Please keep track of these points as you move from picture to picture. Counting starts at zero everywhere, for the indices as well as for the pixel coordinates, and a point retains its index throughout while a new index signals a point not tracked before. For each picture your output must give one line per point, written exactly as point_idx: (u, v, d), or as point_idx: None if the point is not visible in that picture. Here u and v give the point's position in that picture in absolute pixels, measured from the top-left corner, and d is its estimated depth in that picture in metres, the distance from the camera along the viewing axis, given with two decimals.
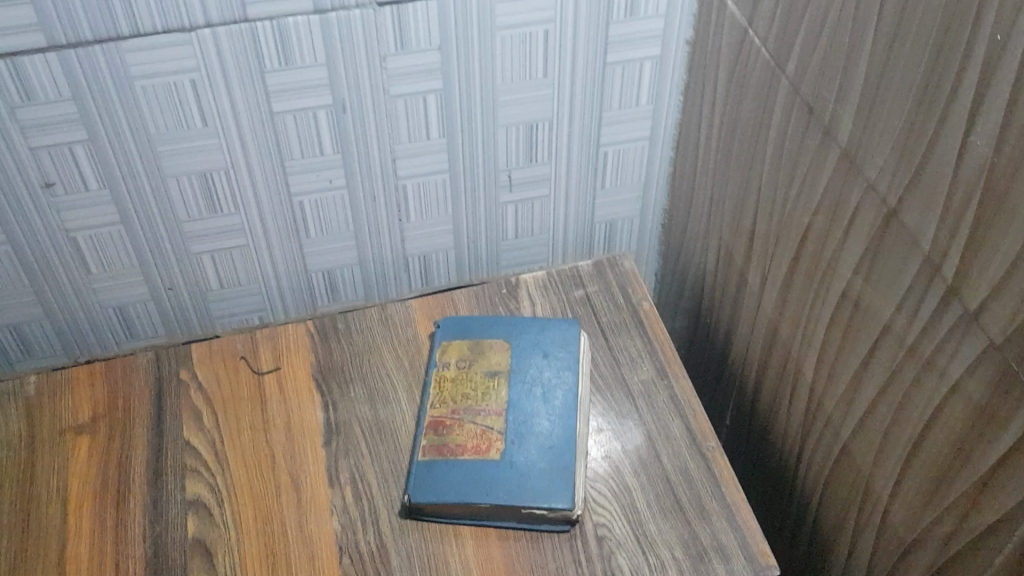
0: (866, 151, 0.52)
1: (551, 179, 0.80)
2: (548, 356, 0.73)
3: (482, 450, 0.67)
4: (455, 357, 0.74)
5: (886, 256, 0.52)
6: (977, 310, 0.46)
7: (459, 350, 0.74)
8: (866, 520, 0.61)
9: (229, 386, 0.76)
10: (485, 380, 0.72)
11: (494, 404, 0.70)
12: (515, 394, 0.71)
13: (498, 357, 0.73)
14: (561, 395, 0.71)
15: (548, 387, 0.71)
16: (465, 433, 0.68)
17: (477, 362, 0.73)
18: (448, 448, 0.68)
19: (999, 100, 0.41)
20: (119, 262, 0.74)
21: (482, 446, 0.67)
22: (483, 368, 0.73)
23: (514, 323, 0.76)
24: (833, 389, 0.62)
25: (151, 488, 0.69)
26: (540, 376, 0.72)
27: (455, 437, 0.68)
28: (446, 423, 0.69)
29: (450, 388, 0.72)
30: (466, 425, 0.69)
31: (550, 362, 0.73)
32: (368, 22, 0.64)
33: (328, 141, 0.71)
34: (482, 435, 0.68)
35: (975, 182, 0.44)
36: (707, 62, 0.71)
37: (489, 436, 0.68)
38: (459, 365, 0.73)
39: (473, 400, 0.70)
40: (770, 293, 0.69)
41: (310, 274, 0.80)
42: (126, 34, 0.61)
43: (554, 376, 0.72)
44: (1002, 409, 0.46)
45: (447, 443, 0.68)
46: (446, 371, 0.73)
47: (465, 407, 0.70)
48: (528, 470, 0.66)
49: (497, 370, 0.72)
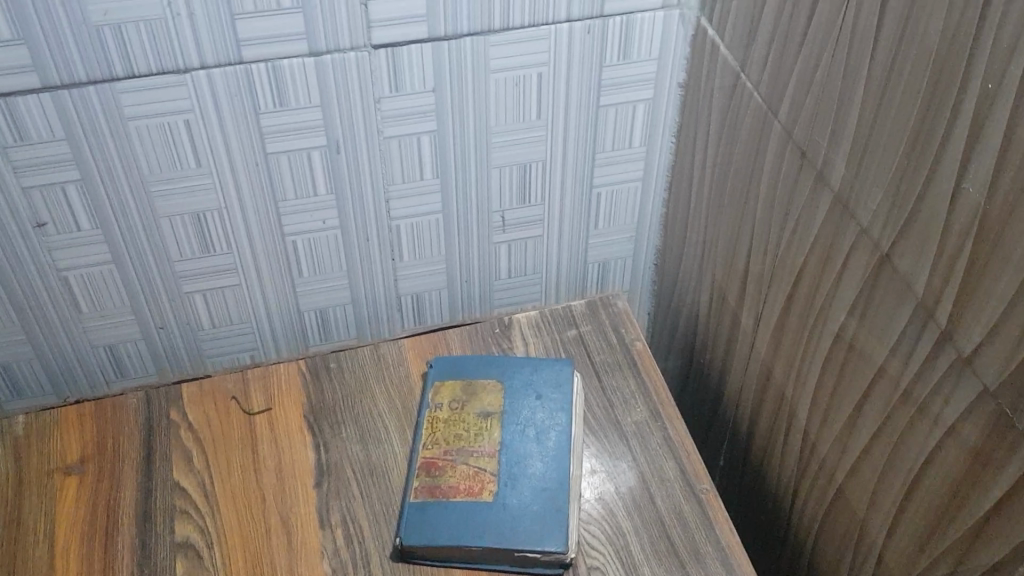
0: (859, 195, 0.52)
1: (544, 219, 0.80)
2: (541, 398, 0.73)
3: (475, 492, 0.67)
4: (448, 397, 0.73)
5: (879, 300, 0.53)
6: (970, 355, 0.46)
7: (451, 390, 0.74)
8: (860, 564, 0.61)
9: (219, 427, 0.75)
10: (478, 420, 0.71)
11: (487, 445, 0.70)
12: (509, 435, 0.70)
13: (491, 397, 0.73)
14: (554, 437, 0.70)
15: (542, 428, 0.71)
16: (458, 474, 0.68)
17: (470, 403, 0.73)
18: (440, 489, 0.67)
19: (991, 148, 0.41)
20: (111, 301, 0.74)
21: (475, 487, 0.67)
22: (476, 409, 0.72)
23: (507, 363, 0.76)
24: (828, 431, 0.62)
25: (140, 530, 0.68)
26: (533, 417, 0.72)
27: (448, 479, 0.68)
28: (438, 464, 0.69)
29: (443, 429, 0.71)
30: (459, 467, 0.68)
31: (543, 403, 0.73)
32: (362, 63, 0.65)
33: (322, 182, 0.71)
34: (475, 476, 0.68)
35: (968, 229, 0.44)
36: (700, 104, 0.72)
37: (482, 478, 0.67)
38: (452, 406, 0.73)
39: (466, 441, 0.70)
40: (763, 334, 0.69)
41: (302, 313, 0.80)
42: (121, 75, 0.61)
43: (547, 417, 0.72)
44: (997, 454, 0.45)
45: (439, 485, 0.67)
46: (438, 412, 0.72)
47: (458, 448, 0.70)
48: (522, 513, 0.65)
49: (490, 411, 0.72)
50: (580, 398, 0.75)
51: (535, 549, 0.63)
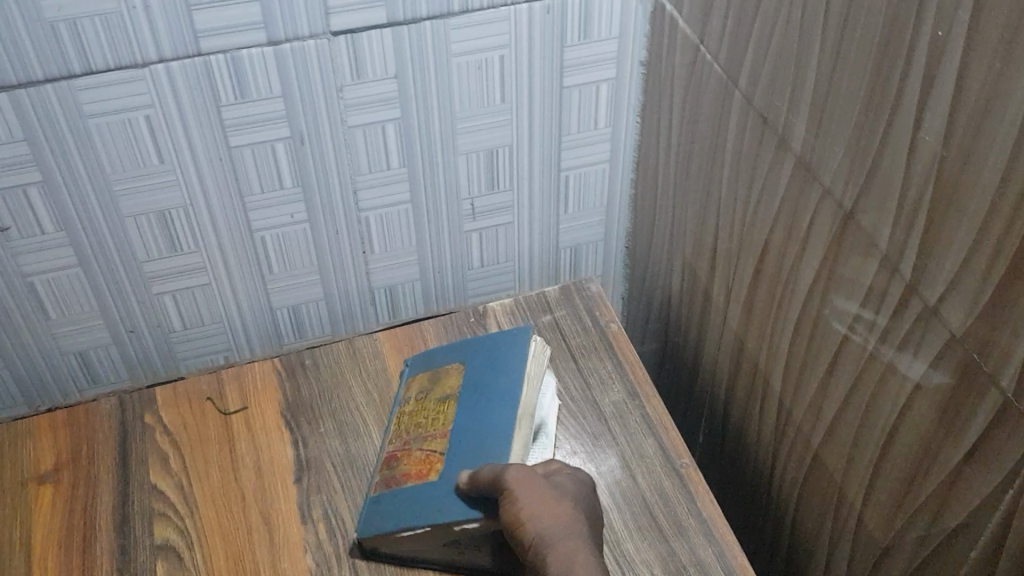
0: (820, 157, 0.53)
1: (514, 206, 0.80)
2: (497, 365, 0.71)
3: (423, 473, 0.65)
4: (417, 390, 0.73)
5: (845, 259, 0.53)
6: (936, 305, 0.46)
7: (421, 383, 0.74)
8: (841, 528, 0.61)
9: (195, 427, 0.74)
10: (437, 405, 0.70)
11: (441, 427, 0.68)
12: (462, 413, 0.68)
13: (451, 381, 0.72)
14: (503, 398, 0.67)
15: (495, 392, 0.68)
16: (412, 461, 0.67)
17: (432, 390, 0.72)
18: (394, 479, 0.67)
19: (945, 95, 0.42)
20: (79, 307, 0.73)
21: (425, 470, 0.66)
22: (438, 394, 0.71)
23: (469, 345, 0.74)
24: (802, 397, 0.62)
25: (118, 534, 0.68)
26: (488, 385, 0.69)
27: (401, 467, 0.67)
28: (397, 455, 0.69)
29: (407, 421, 0.71)
30: (413, 453, 0.68)
31: (499, 369, 0.70)
32: (322, 51, 0.64)
33: (287, 174, 0.70)
34: (426, 459, 0.67)
35: (927, 179, 0.44)
36: (662, 82, 0.72)
37: (432, 459, 0.66)
38: (417, 398, 0.72)
39: (424, 427, 0.69)
40: (735, 308, 0.69)
41: (275, 311, 0.80)
42: (78, 72, 0.60)
43: (501, 382, 0.69)
44: (966, 403, 0.45)
45: (393, 474, 0.67)
46: (406, 406, 0.72)
47: (416, 436, 0.69)
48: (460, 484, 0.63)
49: (448, 392, 0.71)
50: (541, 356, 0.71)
51: (464, 517, 0.60)
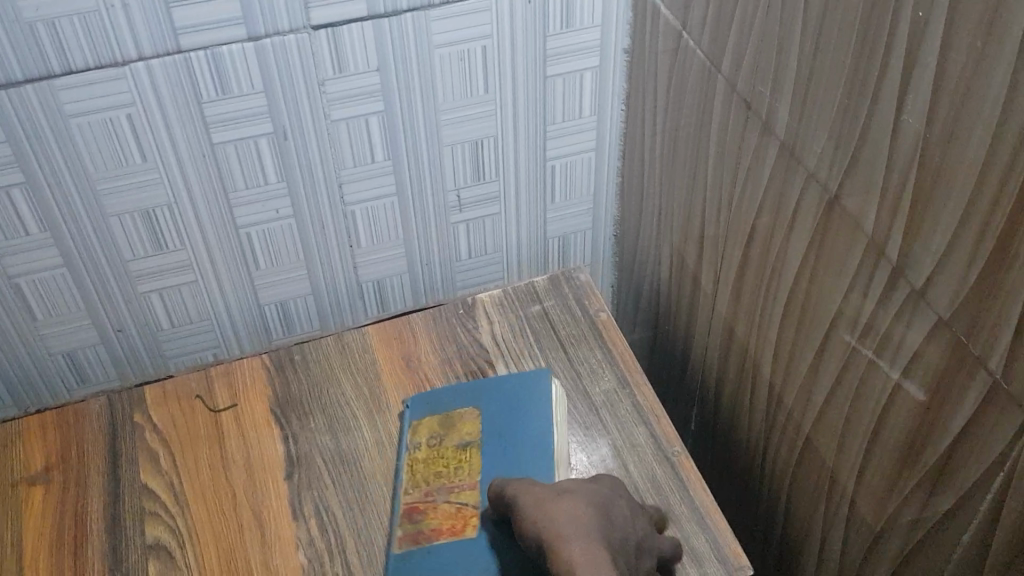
0: (804, 141, 0.52)
1: (501, 196, 0.80)
2: (520, 413, 0.70)
3: (458, 530, 0.63)
4: (427, 435, 0.70)
5: (831, 243, 0.53)
6: (923, 288, 0.46)
7: (429, 427, 0.70)
8: (833, 513, 0.61)
9: (186, 426, 0.74)
10: (457, 454, 0.68)
11: (468, 478, 0.66)
12: (491, 463, 0.67)
13: (469, 427, 0.69)
14: (536, 451, 0.67)
15: (525, 442, 0.68)
16: (441, 515, 0.64)
17: (447, 437, 0.69)
18: (423, 535, 0.63)
19: (926, 78, 0.41)
20: (66, 307, 0.73)
21: (460, 525, 0.63)
22: (455, 442, 0.69)
23: (484, 388, 0.72)
24: (792, 382, 0.62)
25: (110, 534, 0.68)
26: (516, 434, 0.68)
27: (429, 522, 0.64)
28: (419, 508, 0.65)
29: (423, 469, 0.68)
30: (440, 506, 0.65)
31: (523, 418, 0.69)
32: (303, 45, 0.64)
33: (271, 170, 0.70)
34: (456, 513, 0.64)
35: (911, 162, 0.44)
36: (646, 69, 0.72)
37: (464, 513, 0.64)
38: (430, 444, 0.69)
39: (446, 478, 0.66)
40: (723, 294, 0.69)
41: (263, 307, 0.79)
42: (57, 71, 0.60)
43: (531, 431, 0.69)
44: (954, 386, 0.45)
45: (421, 529, 0.64)
46: (417, 453, 0.69)
47: (438, 487, 0.66)
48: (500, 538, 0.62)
49: (469, 440, 0.69)
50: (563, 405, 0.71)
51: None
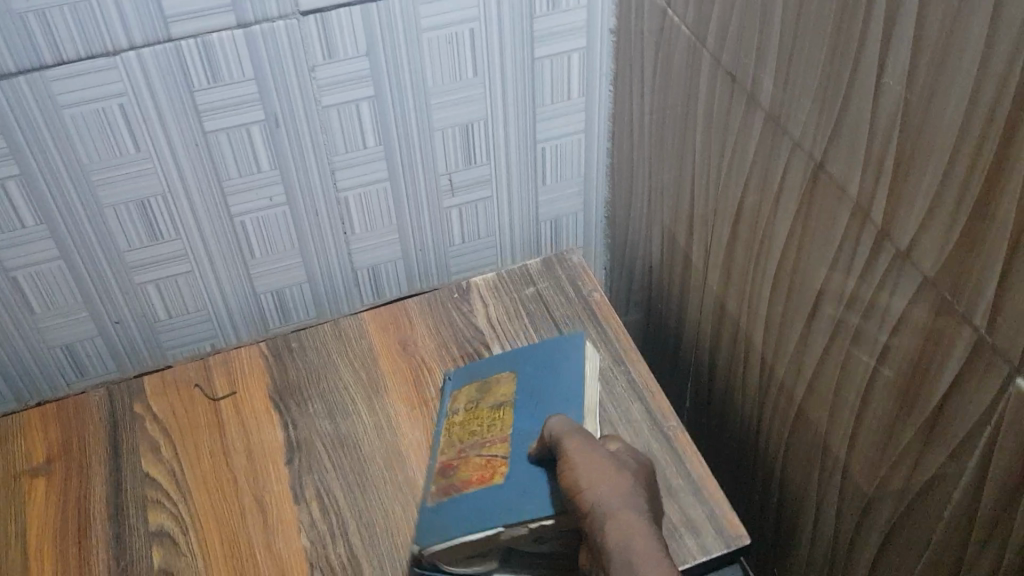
0: (789, 110, 0.53)
1: (492, 180, 0.80)
2: (554, 372, 0.70)
3: (486, 478, 0.64)
4: (465, 399, 0.72)
5: (817, 211, 0.53)
6: (908, 248, 0.47)
7: (468, 393, 0.72)
8: (827, 480, 0.62)
9: (185, 414, 0.75)
10: (491, 412, 0.69)
11: (499, 433, 0.67)
12: (522, 418, 0.67)
13: (503, 389, 0.71)
14: (566, 401, 0.67)
15: (556, 396, 0.68)
16: (472, 467, 0.66)
17: (482, 399, 0.71)
18: (454, 486, 0.65)
19: (905, 39, 0.42)
20: (63, 299, 0.73)
21: (488, 473, 0.64)
22: (490, 401, 0.70)
23: (519, 354, 0.74)
24: (783, 352, 0.63)
25: (113, 522, 0.68)
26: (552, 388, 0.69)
27: (461, 474, 0.65)
28: (452, 464, 0.67)
29: (458, 429, 0.70)
30: (471, 459, 0.66)
31: (557, 376, 0.70)
32: (293, 32, 0.65)
33: (264, 157, 0.71)
34: (487, 463, 0.65)
35: (892, 124, 0.45)
36: (633, 49, 0.72)
37: (495, 464, 0.65)
38: (466, 407, 0.71)
39: (480, 434, 0.68)
40: (714, 269, 0.70)
41: (259, 295, 0.80)
42: (50, 62, 0.60)
43: (563, 386, 0.69)
44: (940, 345, 0.46)
45: (454, 482, 0.65)
46: (456, 416, 0.71)
47: (471, 443, 0.68)
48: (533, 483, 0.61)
49: (503, 400, 0.70)
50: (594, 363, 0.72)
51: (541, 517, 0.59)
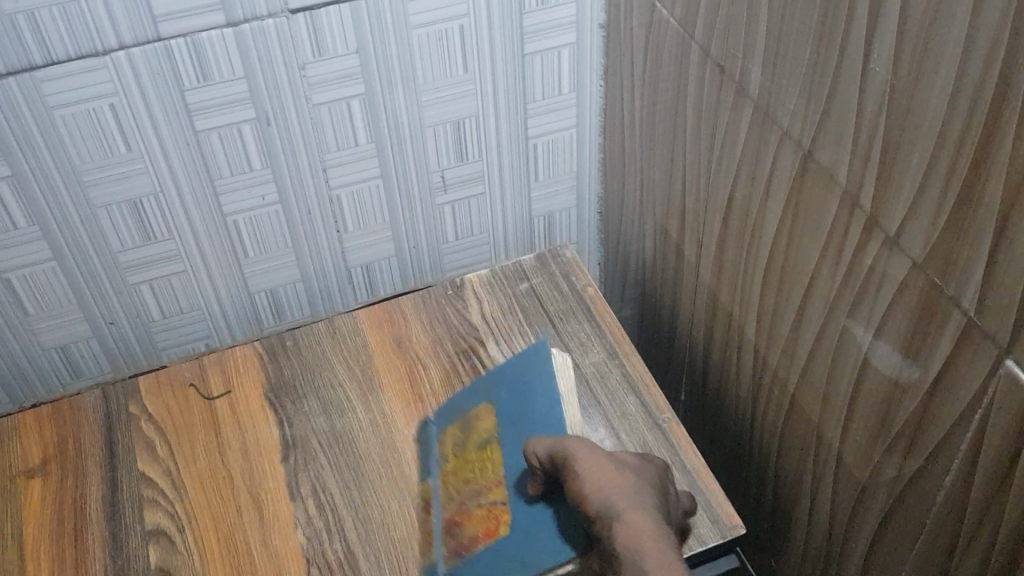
0: (777, 100, 0.53)
1: (484, 176, 0.80)
2: (530, 394, 0.71)
3: (494, 530, 0.63)
4: (450, 444, 0.70)
5: (807, 200, 0.54)
6: (896, 235, 0.47)
7: (453, 435, 0.71)
8: (821, 469, 0.62)
9: (181, 414, 0.75)
10: (480, 453, 0.69)
11: (493, 476, 0.66)
12: (512, 454, 0.67)
13: (486, 425, 0.70)
14: (551, 423, 0.68)
15: (538, 419, 0.69)
16: (475, 520, 0.65)
17: (468, 441, 0.70)
18: (464, 544, 0.64)
19: (890, 26, 0.42)
20: (57, 300, 0.73)
21: (494, 524, 0.64)
22: (475, 442, 0.69)
23: (491, 381, 0.73)
24: (776, 343, 0.63)
25: (109, 522, 0.68)
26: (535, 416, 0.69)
27: (468, 530, 0.64)
28: (457, 520, 0.65)
29: (453, 476, 0.68)
30: (474, 511, 0.65)
31: (531, 397, 0.71)
32: (282, 29, 0.65)
33: (255, 156, 0.71)
34: (490, 513, 0.64)
35: (879, 110, 0.45)
36: (622, 43, 0.72)
37: (497, 513, 0.64)
38: (455, 450, 0.69)
39: (475, 480, 0.67)
40: (706, 260, 0.70)
41: (253, 294, 0.80)
42: (39, 63, 0.60)
43: (544, 407, 0.69)
44: (930, 331, 0.46)
45: (461, 540, 0.64)
46: (447, 464, 0.69)
47: (469, 490, 0.67)
48: (554, 532, 0.61)
49: (488, 438, 0.69)
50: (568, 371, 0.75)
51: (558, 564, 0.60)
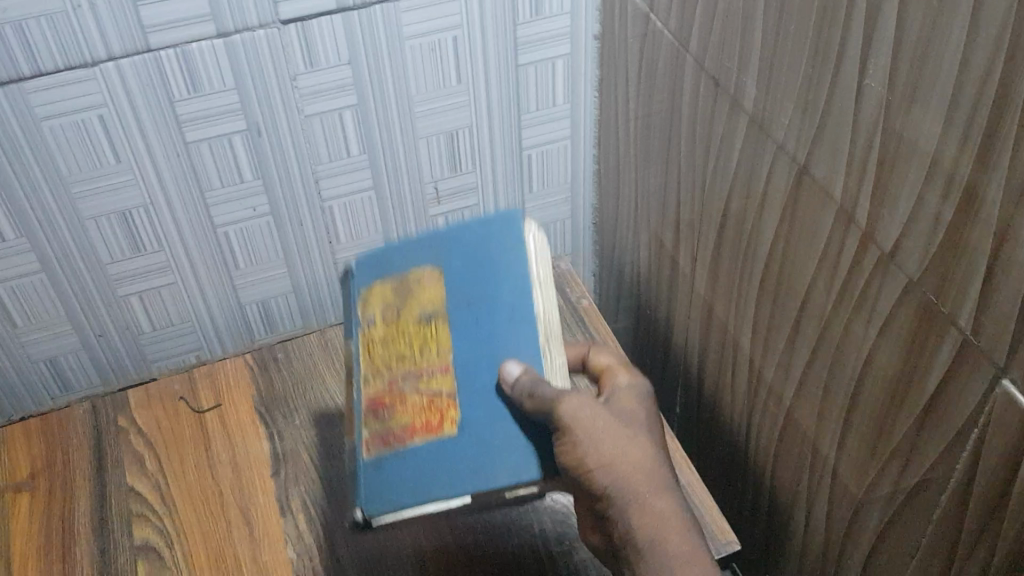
0: (772, 114, 0.53)
1: (478, 187, 0.80)
2: (487, 266, 0.60)
3: (434, 428, 0.57)
4: (382, 309, 0.63)
5: (802, 214, 0.53)
6: (893, 251, 0.46)
7: (381, 298, 0.63)
8: (817, 486, 0.61)
9: (171, 428, 0.74)
10: (421, 329, 0.60)
11: (439, 362, 0.58)
12: (461, 340, 0.58)
13: (429, 293, 0.61)
14: (514, 314, 0.57)
15: (500, 310, 0.58)
16: (410, 410, 0.58)
17: (405, 309, 0.61)
18: (393, 435, 0.58)
19: (886, 39, 0.42)
20: (46, 313, 0.72)
21: (433, 421, 0.57)
22: (415, 313, 0.61)
23: (440, 238, 0.63)
24: (771, 358, 0.62)
25: (98, 537, 0.67)
26: (497, 300, 0.58)
27: (399, 419, 0.58)
28: (384, 403, 0.59)
29: (382, 350, 0.61)
30: (408, 400, 0.58)
31: (489, 275, 0.59)
32: (273, 40, 0.64)
33: (247, 167, 0.70)
34: (428, 406, 0.58)
35: (875, 126, 0.44)
36: (617, 55, 0.72)
37: (439, 406, 0.57)
38: (387, 318, 0.62)
39: (413, 362, 0.59)
40: (701, 274, 0.69)
41: (244, 306, 0.79)
42: (27, 74, 0.60)
43: (505, 287, 0.58)
44: (927, 348, 0.46)
45: (391, 429, 0.58)
46: (374, 330, 0.62)
47: (404, 372, 0.59)
48: (512, 446, 0.54)
49: (431, 313, 0.60)
50: (545, 256, 0.59)
51: (513, 482, 0.53)
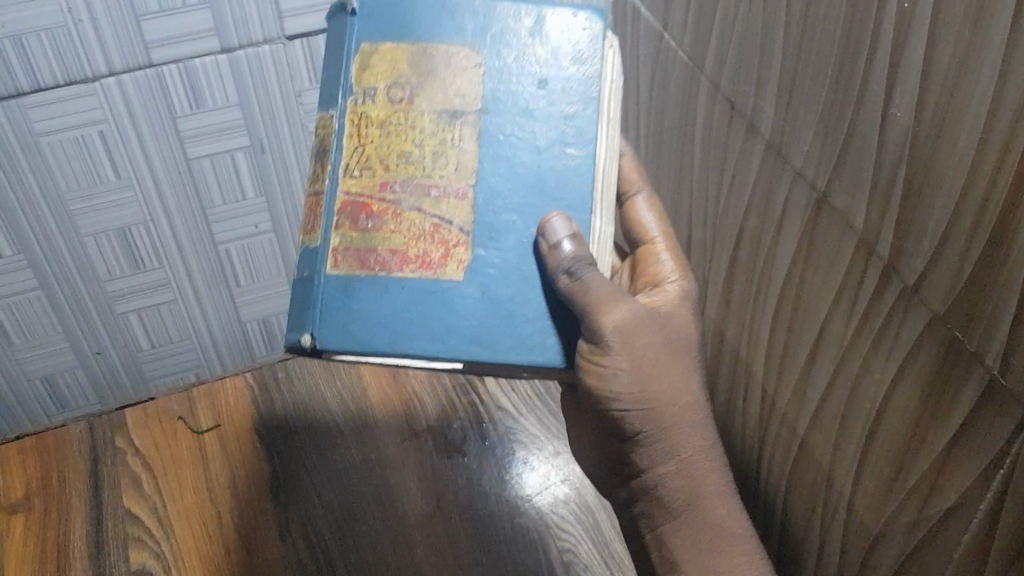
0: (791, 139, 0.52)
1: None
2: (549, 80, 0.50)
3: (435, 266, 0.48)
4: (392, 81, 0.49)
5: (821, 241, 0.52)
6: (916, 284, 0.45)
7: (391, 63, 0.49)
8: (830, 518, 0.59)
9: (169, 448, 0.73)
10: (432, 125, 0.49)
11: (455, 180, 0.49)
12: (494, 157, 0.49)
13: (456, 83, 0.49)
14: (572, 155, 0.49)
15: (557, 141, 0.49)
16: (405, 232, 0.48)
17: (420, 90, 0.49)
18: (378, 257, 0.48)
19: (916, 67, 0.41)
20: (43, 332, 0.70)
21: (433, 254, 0.48)
22: (429, 103, 0.49)
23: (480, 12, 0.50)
24: (785, 385, 0.61)
25: (93, 561, 0.66)
26: (553, 128, 0.50)
27: (386, 239, 0.48)
28: (371, 211, 0.48)
29: (379, 134, 0.49)
30: (404, 220, 0.48)
31: (548, 92, 0.50)
32: (279, 56, 0.63)
33: (249, 185, 0.69)
34: (429, 234, 0.48)
35: (900, 156, 0.43)
36: (628, 74, 0.72)
37: (442, 237, 0.48)
38: (392, 95, 0.49)
39: (415, 167, 0.48)
40: (712, 298, 0.68)
41: (244, 324, 0.78)
42: (27, 90, 0.58)
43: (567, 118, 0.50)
44: (951, 385, 0.44)
45: (375, 247, 0.48)
46: (373, 107, 0.49)
47: (404, 179, 0.48)
48: (527, 315, 0.48)
49: (453, 110, 0.49)
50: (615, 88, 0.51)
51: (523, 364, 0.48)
